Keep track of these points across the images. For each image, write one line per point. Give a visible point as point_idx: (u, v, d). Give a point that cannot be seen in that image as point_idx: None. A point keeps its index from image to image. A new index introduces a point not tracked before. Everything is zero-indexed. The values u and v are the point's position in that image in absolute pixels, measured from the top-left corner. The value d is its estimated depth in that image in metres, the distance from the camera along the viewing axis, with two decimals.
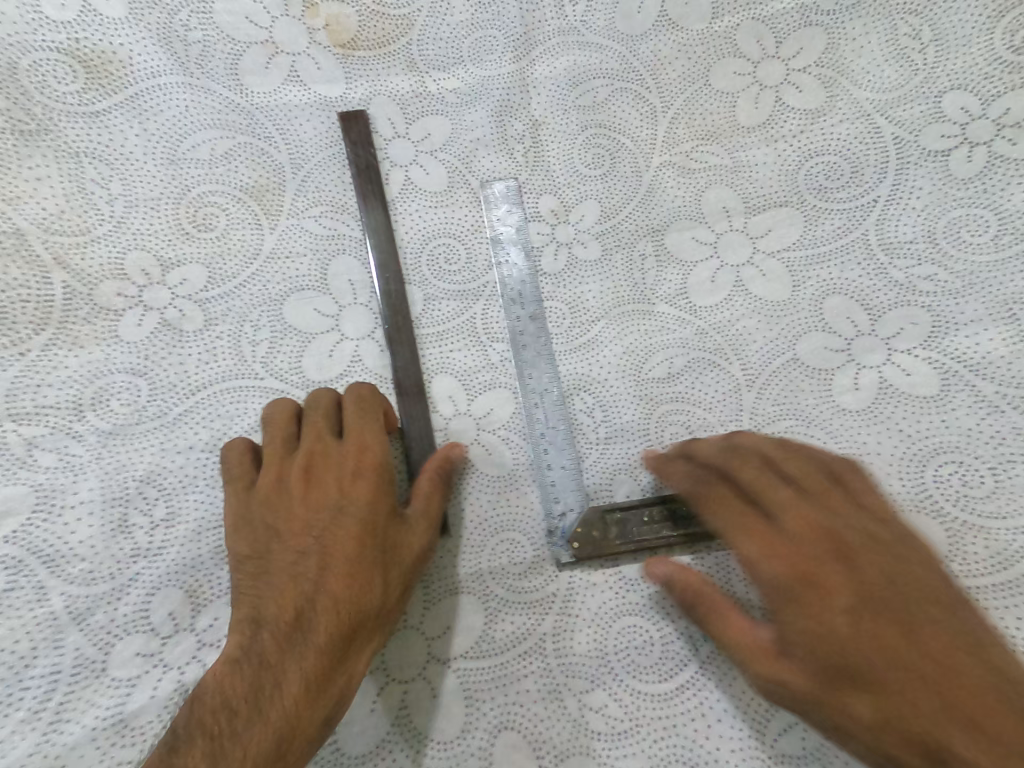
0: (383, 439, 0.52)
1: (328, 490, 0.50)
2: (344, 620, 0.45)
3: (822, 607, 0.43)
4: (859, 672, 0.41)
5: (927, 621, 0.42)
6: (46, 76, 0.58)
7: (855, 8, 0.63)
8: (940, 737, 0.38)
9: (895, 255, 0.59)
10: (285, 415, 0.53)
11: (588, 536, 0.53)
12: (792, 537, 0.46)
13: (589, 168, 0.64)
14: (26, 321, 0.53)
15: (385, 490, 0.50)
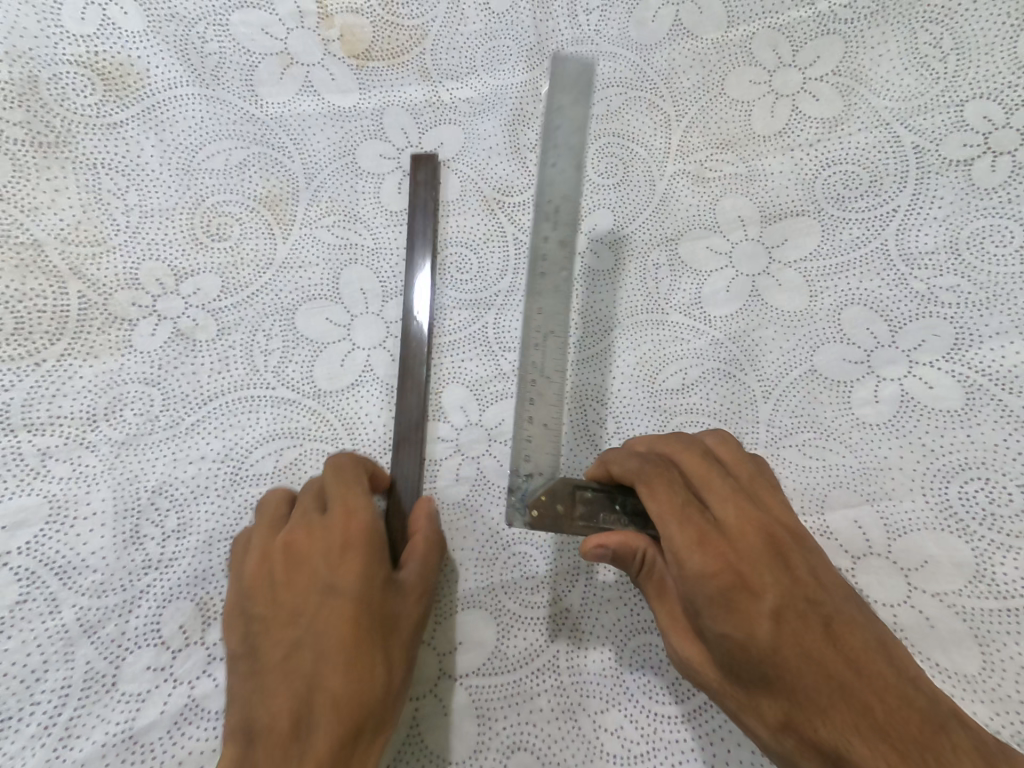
0: (368, 501, 0.48)
1: (316, 568, 0.46)
2: (346, 716, 0.40)
3: (749, 608, 0.39)
4: (772, 676, 0.38)
5: (845, 624, 0.39)
6: (66, 88, 0.58)
7: (873, 17, 0.63)
8: (846, 746, 0.35)
9: (916, 266, 0.58)
10: (280, 498, 0.51)
11: (550, 508, 0.47)
12: (728, 530, 0.42)
13: (602, 176, 0.63)
14: (42, 331, 0.54)
15: (375, 559, 0.46)
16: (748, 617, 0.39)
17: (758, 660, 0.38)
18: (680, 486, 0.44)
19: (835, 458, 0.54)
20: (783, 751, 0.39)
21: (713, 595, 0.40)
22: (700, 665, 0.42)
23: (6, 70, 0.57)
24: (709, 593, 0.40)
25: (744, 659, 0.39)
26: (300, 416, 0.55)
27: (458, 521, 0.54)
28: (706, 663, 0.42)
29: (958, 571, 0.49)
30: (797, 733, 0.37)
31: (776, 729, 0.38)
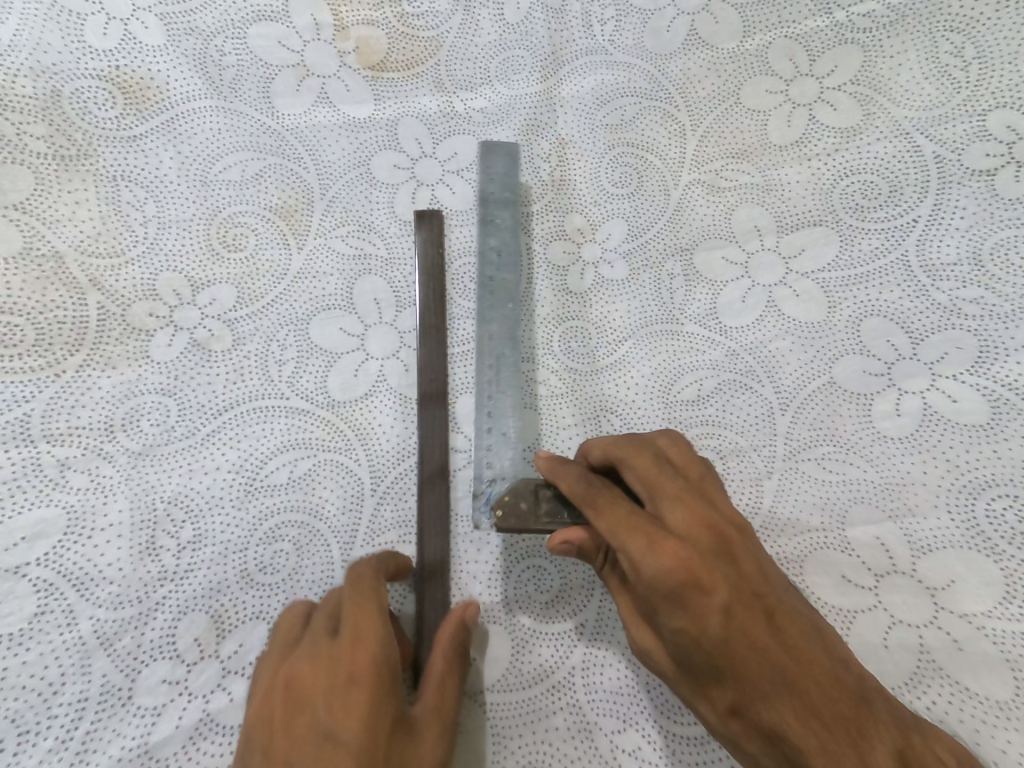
0: (384, 622, 0.42)
1: (316, 709, 0.39)
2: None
3: (701, 605, 0.38)
4: (724, 672, 0.37)
5: (792, 614, 0.38)
6: (87, 102, 0.59)
7: (891, 26, 0.62)
8: (786, 732, 0.35)
9: (938, 277, 0.57)
10: (294, 616, 0.46)
11: (514, 508, 0.48)
12: (680, 528, 0.40)
13: (616, 186, 0.63)
14: (62, 343, 0.54)
15: (388, 700, 0.39)
16: (699, 617, 0.38)
17: (710, 656, 0.38)
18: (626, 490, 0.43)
19: (856, 472, 0.53)
20: (730, 737, 0.38)
21: (667, 596, 0.38)
22: (658, 658, 0.41)
23: (30, 84, 0.58)
24: (660, 597, 0.38)
25: (697, 656, 0.38)
26: (314, 427, 0.55)
27: (472, 534, 0.53)
28: (664, 657, 0.41)
29: (987, 591, 0.48)
30: (744, 722, 0.37)
31: (724, 716, 0.38)
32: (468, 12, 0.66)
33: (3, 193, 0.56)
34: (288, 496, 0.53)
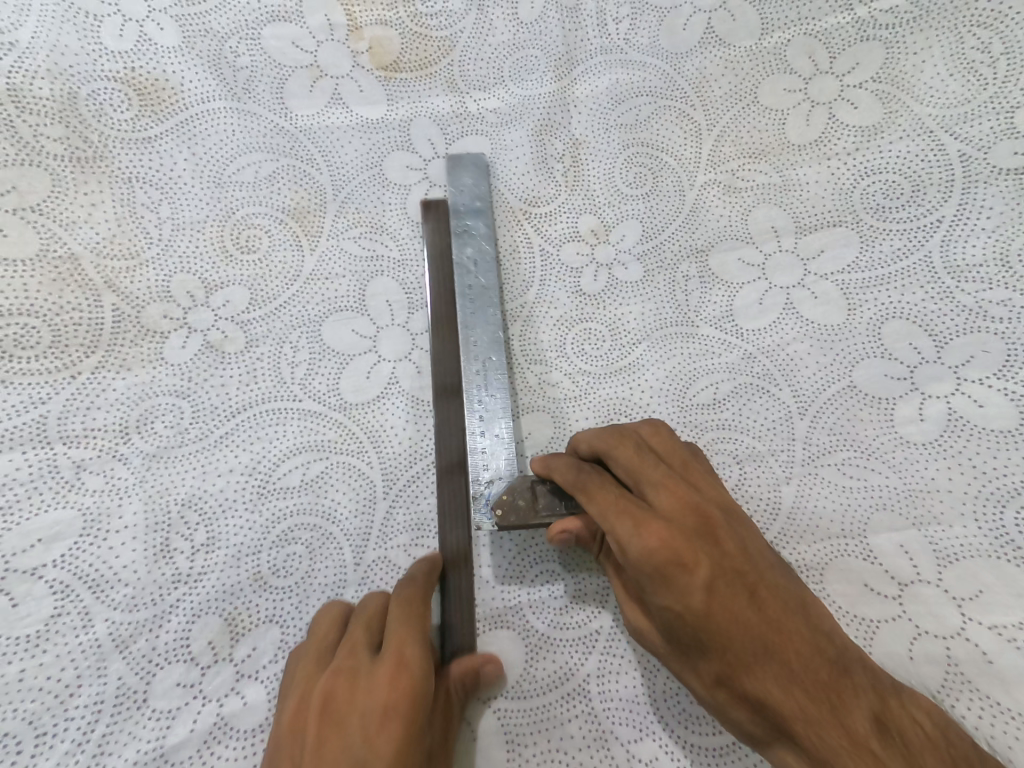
0: (426, 652, 0.42)
1: (347, 732, 0.37)
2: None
3: (687, 585, 0.40)
4: (709, 644, 0.39)
5: (771, 589, 0.41)
6: (103, 104, 0.59)
7: (915, 22, 0.61)
8: (768, 697, 0.37)
9: (962, 279, 0.55)
10: (333, 620, 0.47)
11: (513, 503, 0.50)
12: (664, 513, 0.42)
13: (631, 186, 0.62)
14: (78, 344, 0.54)
15: (418, 731, 0.38)
16: (684, 593, 0.40)
17: (695, 629, 0.40)
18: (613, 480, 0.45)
19: (878, 478, 0.52)
20: (716, 705, 0.40)
21: (653, 573, 0.40)
22: (649, 636, 0.43)
23: (47, 87, 0.58)
24: (649, 576, 0.40)
25: (683, 630, 0.40)
26: (327, 429, 0.55)
27: (485, 538, 0.53)
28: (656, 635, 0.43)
29: (1016, 602, 0.47)
30: (729, 690, 0.39)
31: (710, 686, 0.40)
32: (482, 11, 0.66)
33: (20, 195, 0.56)
34: (301, 499, 0.53)
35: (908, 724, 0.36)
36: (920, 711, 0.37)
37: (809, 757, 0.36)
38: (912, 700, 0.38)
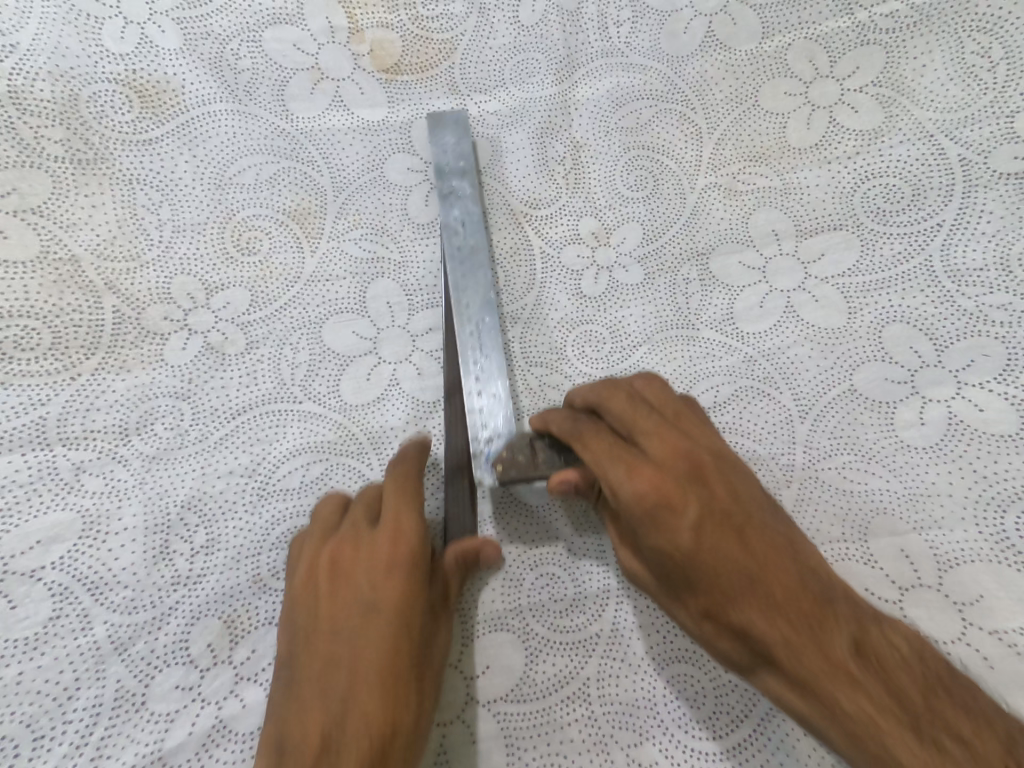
0: (421, 525, 0.48)
1: (358, 588, 0.46)
2: (377, 737, 0.41)
3: (676, 524, 0.42)
4: (697, 579, 0.42)
5: (759, 528, 0.43)
6: (104, 107, 0.59)
7: (916, 26, 0.61)
8: (752, 628, 0.40)
9: (963, 283, 0.56)
10: (334, 505, 0.51)
11: (513, 459, 0.49)
12: (655, 459, 0.44)
13: (631, 189, 0.62)
14: (78, 345, 0.54)
15: (417, 587, 0.46)
16: (672, 533, 0.42)
17: (683, 566, 0.42)
18: (607, 429, 0.47)
19: (878, 482, 0.52)
20: (705, 638, 0.43)
21: (643, 515, 0.43)
22: (642, 575, 0.46)
23: (48, 88, 0.58)
24: (640, 518, 0.43)
25: (672, 567, 0.43)
26: (327, 431, 0.55)
27: (486, 541, 0.53)
28: (647, 574, 0.45)
29: (1017, 606, 0.47)
30: (715, 622, 0.42)
31: (698, 620, 0.43)
32: (483, 14, 0.66)
33: (21, 196, 0.56)
34: (300, 501, 0.53)
35: (885, 649, 0.38)
36: (897, 633, 0.39)
37: (791, 681, 0.39)
38: (891, 624, 0.39)
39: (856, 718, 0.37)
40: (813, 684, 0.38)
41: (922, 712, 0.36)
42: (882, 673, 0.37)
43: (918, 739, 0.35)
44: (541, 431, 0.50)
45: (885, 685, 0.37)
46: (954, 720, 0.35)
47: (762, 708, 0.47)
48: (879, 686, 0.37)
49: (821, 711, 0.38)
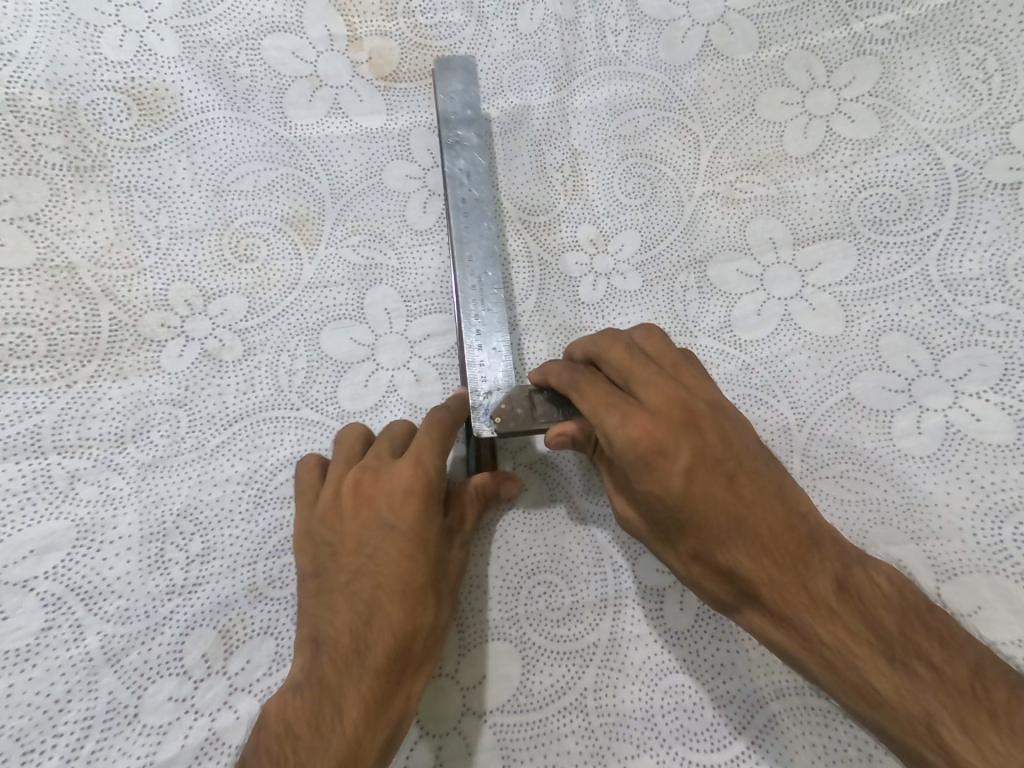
0: (441, 460, 0.49)
1: (381, 507, 0.48)
2: (401, 637, 0.44)
3: (669, 470, 0.43)
4: (687, 522, 0.43)
5: (750, 475, 0.44)
6: (102, 114, 0.59)
7: (912, 37, 0.61)
8: (738, 566, 0.42)
9: (959, 292, 0.56)
10: (355, 435, 0.52)
11: (511, 413, 0.51)
12: (651, 407, 0.45)
13: (629, 196, 0.63)
14: (75, 353, 0.54)
15: (435, 510, 0.48)
16: (664, 476, 0.43)
17: (674, 508, 0.43)
18: (603, 380, 0.48)
19: (876, 491, 0.52)
20: (692, 579, 0.45)
21: (636, 459, 0.43)
22: (633, 520, 0.47)
23: (47, 95, 0.58)
24: (633, 462, 0.44)
25: (663, 510, 0.44)
26: (323, 438, 0.55)
27: (483, 548, 0.53)
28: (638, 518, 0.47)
29: (1015, 618, 0.46)
30: (703, 562, 0.43)
31: (687, 561, 0.44)
32: (482, 22, 0.66)
33: (18, 203, 0.56)
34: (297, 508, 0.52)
35: (868, 586, 0.40)
36: (880, 574, 0.41)
37: (775, 619, 0.41)
38: (874, 566, 0.41)
39: (834, 648, 0.40)
40: (797, 619, 0.40)
41: (897, 640, 0.39)
42: (863, 607, 0.40)
43: (890, 666, 0.38)
44: (541, 384, 0.51)
45: (864, 620, 0.40)
46: (931, 651, 0.38)
47: (759, 719, 0.47)
48: (858, 619, 0.40)
49: (802, 644, 0.41)
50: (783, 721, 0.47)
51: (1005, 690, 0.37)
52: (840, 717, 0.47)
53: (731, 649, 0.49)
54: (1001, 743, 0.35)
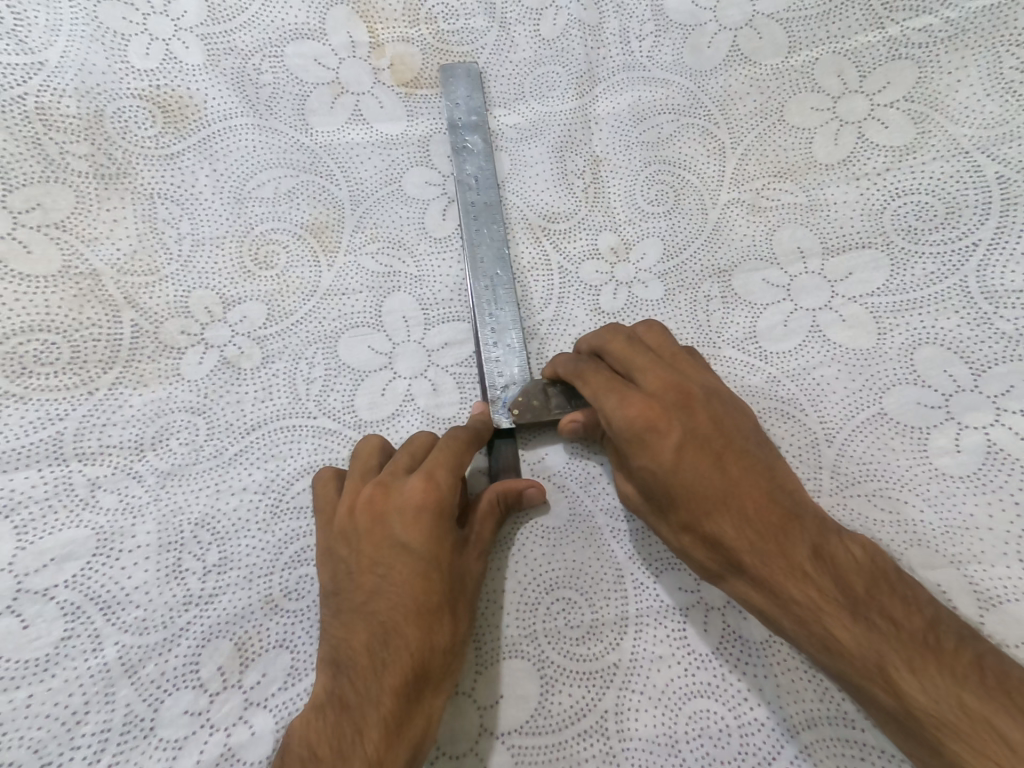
0: (453, 476, 0.48)
1: (394, 527, 0.46)
2: (417, 658, 0.43)
3: (660, 444, 0.44)
4: (677, 495, 0.44)
5: (738, 451, 0.45)
6: (128, 121, 0.60)
7: (949, 41, 0.60)
8: (723, 536, 0.42)
9: (1000, 303, 0.54)
10: (373, 448, 0.51)
11: (528, 404, 0.53)
12: (648, 390, 0.46)
13: (652, 204, 0.61)
14: (96, 360, 0.54)
15: (449, 526, 0.47)
16: (656, 452, 0.44)
17: (665, 482, 0.44)
18: (606, 368, 0.49)
19: (913, 512, 0.50)
20: (682, 549, 0.45)
21: (629, 434, 0.45)
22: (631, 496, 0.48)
23: (74, 104, 0.59)
24: (625, 438, 0.45)
25: (655, 484, 0.45)
26: (340, 448, 0.54)
27: (500, 563, 0.51)
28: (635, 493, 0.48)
29: None
30: (693, 533, 0.44)
31: (678, 532, 0.45)
32: (504, 28, 0.66)
33: (45, 211, 0.56)
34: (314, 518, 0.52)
35: (842, 554, 0.41)
36: (856, 544, 0.42)
37: (767, 596, 0.42)
38: (852, 537, 0.42)
39: (804, 606, 0.40)
40: (772, 581, 0.41)
41: (863, 599, 0.39)
42: (838, 574, 0.40)
43: (855, 620, 0.39)
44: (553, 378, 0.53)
45: (837, 584, 0.40)
46: (889, 604, 0.39)
47: (790, 749, 0.45)
48: (831, 582, 0.40)
49: (768, 599, 0.42)
50: (816, 753, 0.45)
51: (952, 639, 0.38)
52: (873, 750, 0.45)
53: (758, 674, 0.48)
54: (940, 680, 0.36)
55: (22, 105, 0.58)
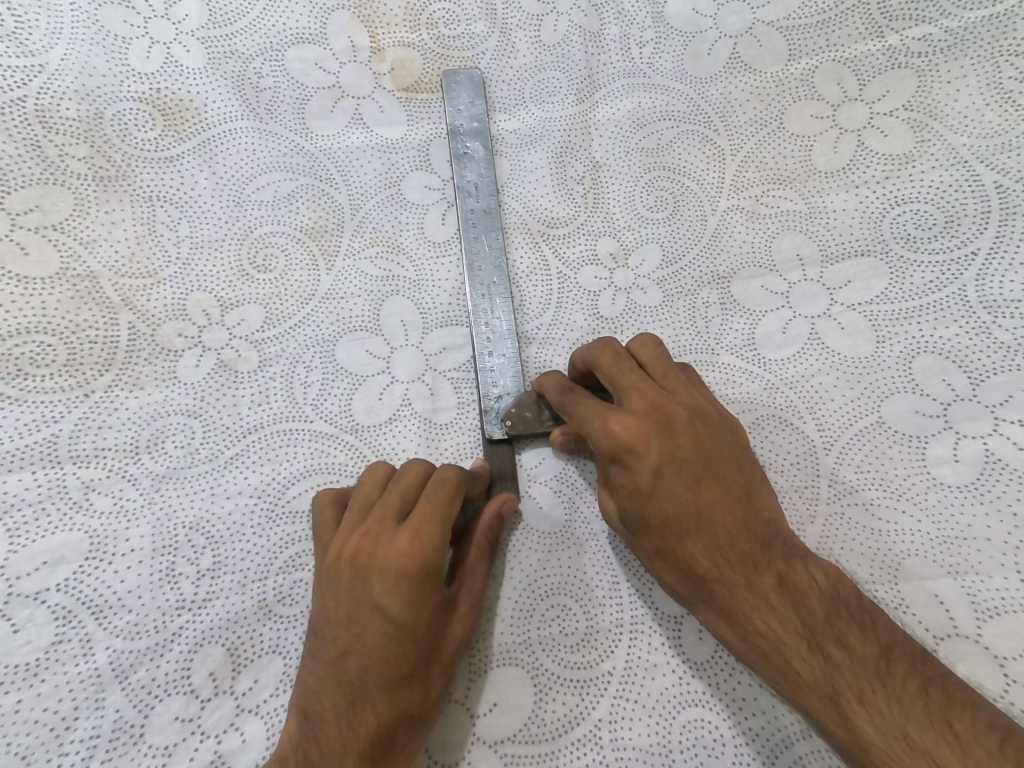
0: (440, 532, 0.46)
1: (373, 583, 0.45)
2: (383, 724, 0.42)
3: (638, 468, 0.44)
4: (652, 517, 0.44)
5: (716, 477, 0.45)
6: (128, 124, 0.60)
7: (949, 50, 0.60)
8: (693, 562, 0.43)
9: (999, 313, 0.54)
10: (373, 482, 0.49)
11: (520, 416, 0.54)
12: (632, 411, 0.46)
13: (651, 210, 0.61)
14: (92, 363, 0.54)
15: (430, 591, 0.45)
16: (634, 474, 0.44)
17: (641, 504, 0.45)
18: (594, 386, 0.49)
19: (910, 522, 0.49)
20: (654, 573, 0.46)
21: (608, 454, 0.45)
22: (610, 514, 0.48)
23: (74, 106, 0.59)
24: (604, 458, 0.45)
25: (631, 506, 0.45)
26: (337, 452, 0.54)
27: (497, 570, 0.51)
28: (612, 511, 0.48)
29: None
30: (665, 559, 0.44)
31: (651, 557, 0.45)
32: (505, 34, 0.66)
33: (43, 213, 0.56)
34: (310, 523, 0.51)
35: (806, 585, 0.41)
36: (819, 570, 0.42)
37: (754, 608, 0.41)
38: (816, 563, 0.43)
39: (766, 637, 0.41)
40: (739, 612, 0.42)
41: (822, 627, 0.40)
42: (799, 604, 0.41)
43: (834, 638, 0.39)
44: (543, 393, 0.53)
45: (798, 615, 0.41)
46: (845, 632, 0.39)
47: (784, 762, 0.45)
48: (793, 612, 0.41)
49: (734, 631, 0.42)
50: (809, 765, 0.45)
51: (904, 664, 0.38)
52: None
53: (753, 684, 0.47)
54: (887, 709, 0.36)
55: (22, 106, 0.58)
